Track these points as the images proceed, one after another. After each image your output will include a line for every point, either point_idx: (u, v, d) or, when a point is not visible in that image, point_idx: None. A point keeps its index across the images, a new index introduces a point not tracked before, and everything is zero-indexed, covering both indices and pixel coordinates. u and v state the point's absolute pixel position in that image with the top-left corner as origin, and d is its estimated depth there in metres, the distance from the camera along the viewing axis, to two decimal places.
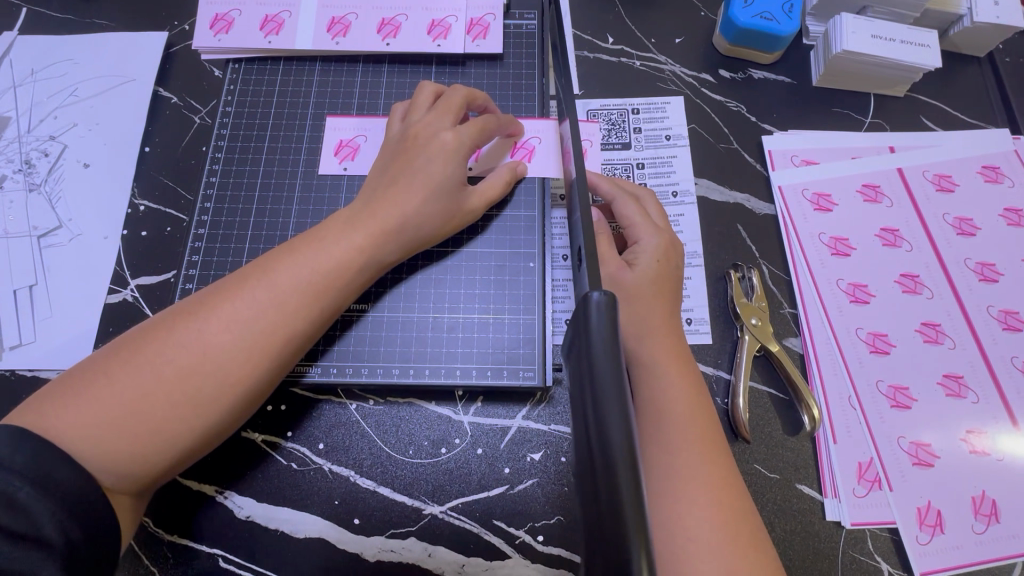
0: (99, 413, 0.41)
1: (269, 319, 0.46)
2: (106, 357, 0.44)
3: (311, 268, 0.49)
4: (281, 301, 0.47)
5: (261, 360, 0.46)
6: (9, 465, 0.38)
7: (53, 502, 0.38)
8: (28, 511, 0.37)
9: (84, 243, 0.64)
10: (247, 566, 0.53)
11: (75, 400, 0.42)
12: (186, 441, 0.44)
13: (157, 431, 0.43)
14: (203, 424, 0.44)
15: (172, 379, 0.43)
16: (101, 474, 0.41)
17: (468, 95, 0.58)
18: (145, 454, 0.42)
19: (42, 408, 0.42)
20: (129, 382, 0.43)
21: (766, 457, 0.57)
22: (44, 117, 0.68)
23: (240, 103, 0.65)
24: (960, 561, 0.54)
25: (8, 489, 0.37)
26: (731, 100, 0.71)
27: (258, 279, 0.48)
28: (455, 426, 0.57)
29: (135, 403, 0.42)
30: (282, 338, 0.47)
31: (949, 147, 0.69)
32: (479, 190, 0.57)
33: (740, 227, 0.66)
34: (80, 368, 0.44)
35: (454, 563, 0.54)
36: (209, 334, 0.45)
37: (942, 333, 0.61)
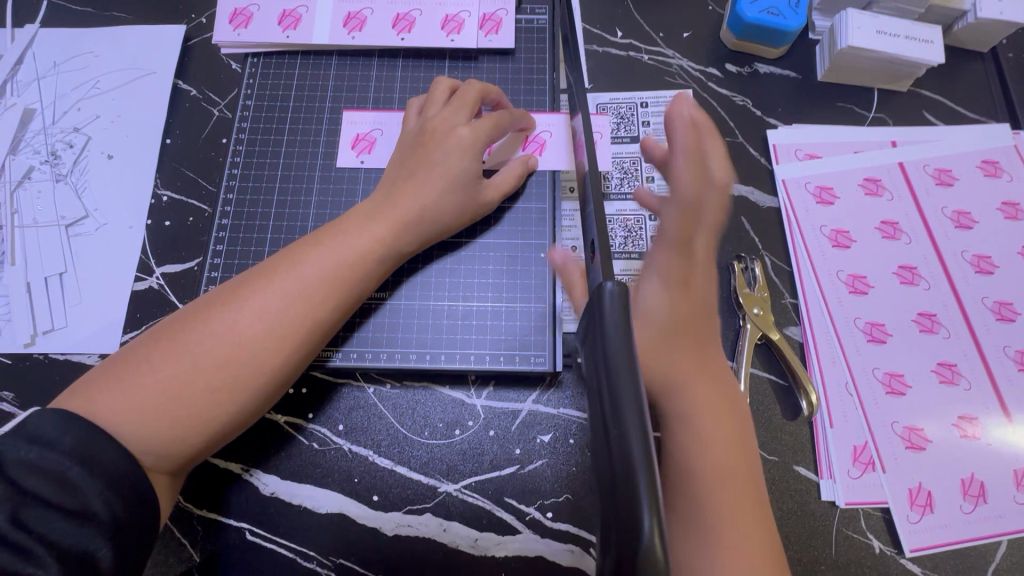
0: (143, 397, 0.45)
1: (297, 310, 0.49)
2: (146, 346, 0.48)
3: (335, 261, 0.52)
4: (308, 292, 0.50)
5: (292, 348, 0.49)
6: (59, 447, 0.41)
7: (100, 481, 0.41)
8: (78, 489, 0.40)
9: (110, 232, 0.66)
10: (273, 539, 0.56)
11: (120, 386, 0.45)
12: (224, 423, 0.47)
13: (196, 415, 0.46)
14: (237, 408, 0.48)
15: (209, 367, 0.46)
16: (145, 455, 0.44)
17: (481, 90, 0.60)
18: (185, 437, 0.46)
19: (87, 394, 0.45)
20: (169, 370, 0.46)
21: (766, 440, 0.59)
22: (67, 109, 0.70)
23: (259, 96, 0.67)
24: (949, 539, 0.57)
25: (60, 468, 0.40)
26: (737, 95, 0.73)
27: (285, 271, 0.50)
28: (468, 409, 0.60)
29: (175, 389, 0.46)
30: (310, 327, 0.50)
31: (950, 142, 0.71)
32: (492, 183, 0.59)
33: (744, 220, 0.67)
34: (121, 357, 0.47)
35: (468, 537, 0.57)
36: (243, 324, 0.48)
37: (937, 323, 0.63)
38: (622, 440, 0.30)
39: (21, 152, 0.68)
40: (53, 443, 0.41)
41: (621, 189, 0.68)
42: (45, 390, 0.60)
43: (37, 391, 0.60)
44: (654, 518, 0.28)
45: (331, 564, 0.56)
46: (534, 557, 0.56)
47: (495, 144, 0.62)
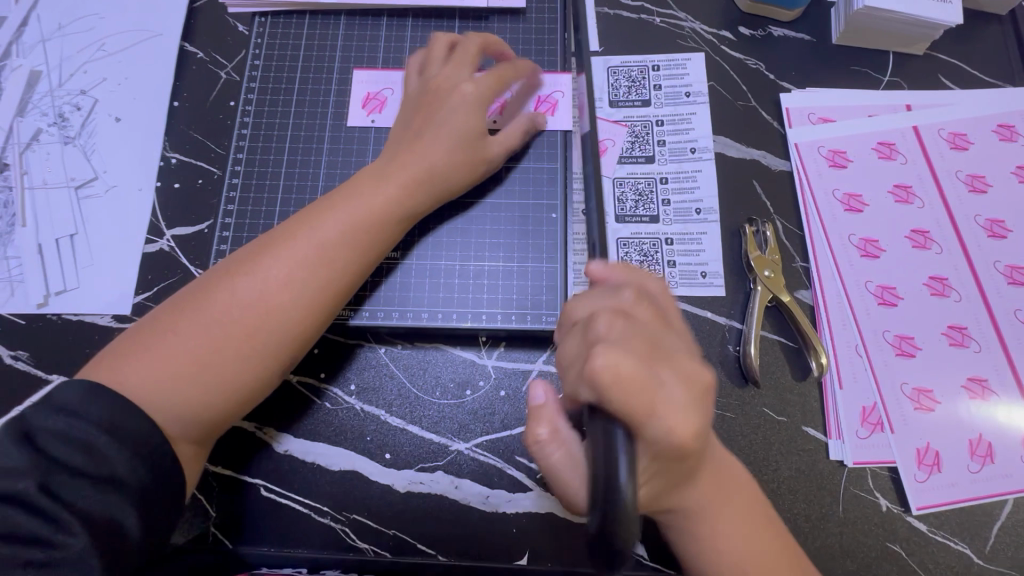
0: (170, 367, 0.45)
1: (318, 276, 0.49)
2: (165, 317, 0.48)
3: (351, 224, 0.51)
4: (328, 258, 0.50)
5: (313, 312, 0.49)
6: (86, 415, 0.41)
7: (126, 450, 0.41)
8: (104, 456, 0.40)
9: (120, 194, 0.66)
10: (286, 495, 0.57)
11: (144, 356, 0.45)
12: (250, 388, 0.48)
13: (227, 382, 0.47)
14: (264, 373, 0.48)
15: (237, 336, 0.47)
16: (176, 423, 0.45)
17: (482, 44, 0.60)
18: (216, 404, 0.46)
19: (110, 365, 0.45)
20: (197, 340, 0.46)
21: (775, 401, 0.60)
22: (73, 71, 0.70)
23: (267, 56, 0.66)
24: (955, 498, 0.57)
25: (86, 436, 0.40)
26: (751, 58, 0.72)
27: (302, 236, 0.50)
28: (479, 369, 0.60)
29: (204, 358, 0.46)
30: (330, 291, 0.50)
31: (965, 105, 0.70)
32: (496, 138, 0.59)
33: (756, 183, 0.67)
34: (140, 328, 0.48)
35: (479, 494, 0.57)
36: (266, 292, 0.48)
37: (950, 287, 0.63)
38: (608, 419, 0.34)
39: (28, 114, 0.68)
40: (79, 413, 0.41)
41: (632, 152, 0.68)
42: (60, 350, 0.61)
43: (52, 351, 0.61)
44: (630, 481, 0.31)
45: (345, 519, 0.57)
46: (544, 512, 0.57)
47: (499, 104, 0.62)
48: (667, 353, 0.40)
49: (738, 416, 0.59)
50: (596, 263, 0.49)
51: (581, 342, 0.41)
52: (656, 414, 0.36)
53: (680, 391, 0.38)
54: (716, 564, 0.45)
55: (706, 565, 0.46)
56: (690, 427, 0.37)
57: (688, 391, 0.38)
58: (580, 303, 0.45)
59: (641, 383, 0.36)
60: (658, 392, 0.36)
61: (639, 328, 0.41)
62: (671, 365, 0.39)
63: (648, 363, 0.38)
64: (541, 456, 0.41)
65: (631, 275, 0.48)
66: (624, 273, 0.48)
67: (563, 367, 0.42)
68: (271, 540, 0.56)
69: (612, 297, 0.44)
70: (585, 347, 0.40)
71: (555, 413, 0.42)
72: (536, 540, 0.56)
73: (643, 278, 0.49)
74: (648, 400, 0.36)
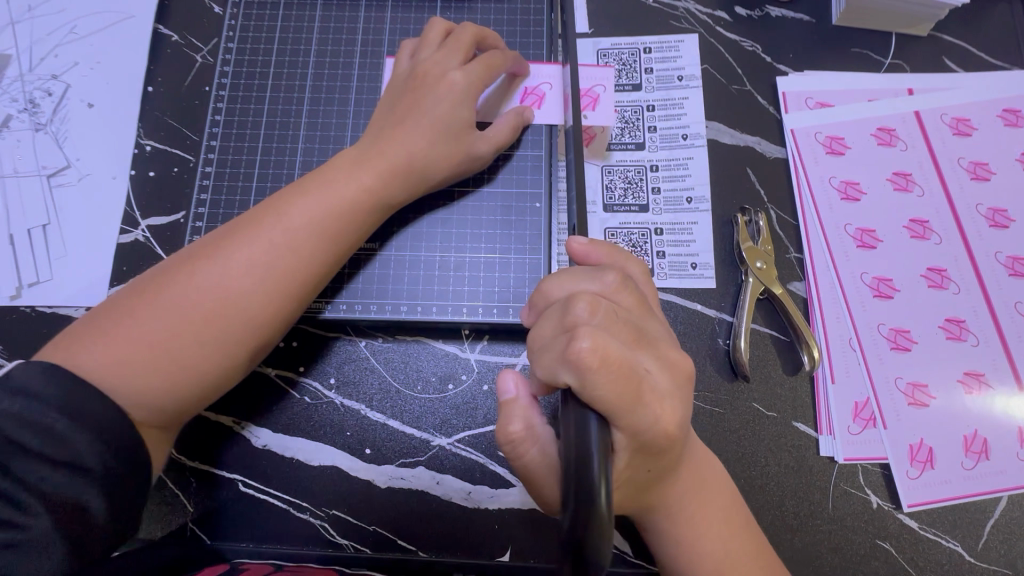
0: (129, 351, 0.44)
1: (285, 262, 0.48)
2: (128, 299, 0.46)
3: (323, 212, 0.49)
4: (296, 244, 0.48)
5: (280, 303, 0.48)
6: (44, 399, 0.40)
7: (88, 434, 0.40)
8: (66, 441, 0.39)
9: (93, 183, 0.64)
10: (265, 491, 0.56)
11: (104, 339, 0.44)
12: (212, 379, 0.46)
13: (185, 369, 0.45)
14: (229, 363, 0.47)
15: (197, 321, 0.45)
16: (134, 410, 0.43)
17: (477, 34, 0.57)
18: (174, 391, 0.45)
19: (71, 347, 0.44)
20: (156, 325, 0.45)
21: (765, 396, 0.58)
22: (44, 55, 0.68)
23: (242, 39, 0.64)
24: (947, 495, 0.56)
25: (46, 420, 0.39)
26: (746, 40, 0.69)
27: (271, 221, 0.48)
28: (462, 363, 0.59)
29: (164, 343, 0.44)
30: (299, 282, 0.48)
31: (969, 90, 0.67)
32: (486, 135, 0.56)
33: (750, 171, 0.65)
34: (103, 309, 0.46)
35: (461, 490, 0.56)
36: (229, 277, 0.46)
37: (948, 278, 0.61)
38: (580, 423, 0.32)
39: None
40: (39, 395, 0.40)
41: (622, 138, 0.66)
42: (33, 344, 0.59)
43: (25, 344, 0.59)
44: (605, 484, 0.29)
45: (324, 515, 0.56)
46: (526, 509, 0.56)
47: (487, 91, 0.59)
48: (651, 340, 0.39)
49: (726, 411, 0.58)
50: (577, 239, 0.46)
51: (559, 323, 0.38)
52: (642, 404, 0.36)
53: (664, 380, 0.38)
54: (696, 564, 0.44)
55: (686, 565, 0.45)
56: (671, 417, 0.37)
57: (672, 378, 0.39)
58: (558, 280, 0.42)
59: (625, 373, 0.35)
60: (643, 380, 0.36)
61: (623, 315, 0.39)
62: (653, 353, 0.39)
63: (632, 351, 0.38)
64: (516, 451, 0.40)
65: (614, 258, 0.46)
66: (605, 253, 0.46)
67: (535, 347, 0.39)
68: (248, 535, 0.55)
69: (595, 276, 0.41)
70: (564, 329, 0.38)
71: (528, 406, 0.40)
72: (518, 536, 0.55)
73: (625, 261, 0.47)
74: (632, 391, 0.35)
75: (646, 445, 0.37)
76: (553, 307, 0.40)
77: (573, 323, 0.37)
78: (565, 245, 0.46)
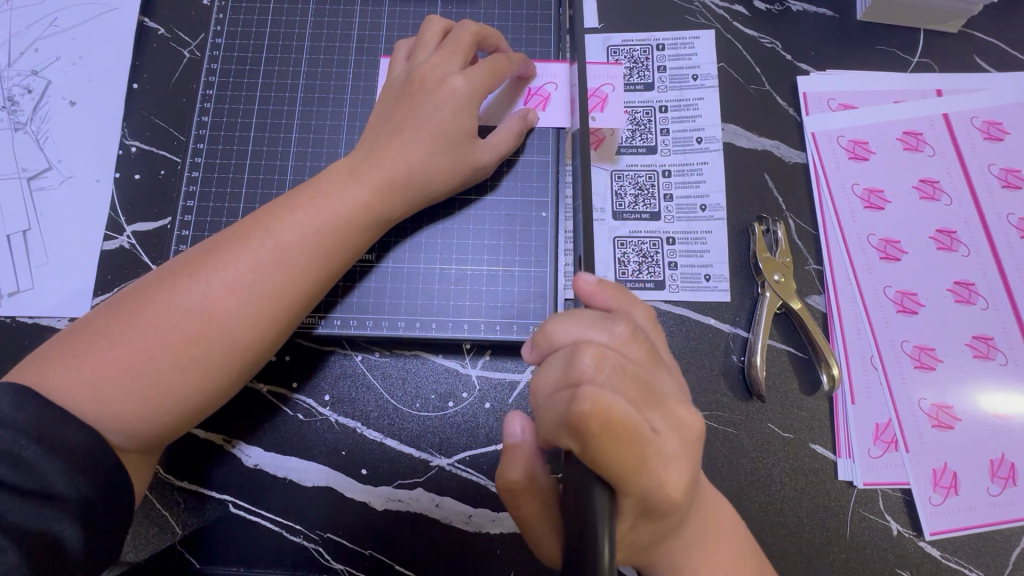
0: (105, 375, 0.41)
1: (274, 281, 0.45)
2: (105, 317, 0.43)
3: (314, 227, 0.46)
4: (287, 262, 0.45)
5: (268, 324, 0.45)
6: (13, 424, 0.37)
7: (60, 461, 0.37)
8: (36, 469, 0.37)
9: (76, 186, 0.61)
10: (257, 512, 0.54)
11: (78, 361, 0.41)
12: (195, 404, 0.44)
13: (165, 394, 0.42)
14: (213, 388, 0.44)
15: (178, 343, 0.42)
16: (111, 436, 0.41)
17: (478, 33, 0.53)
18: (153, 417, 0.42)
19: (44, 368, 0.41)
20: (134, 347, 0.42)
21: (781, 416, 0.55)
22: (23, 50, 0.64)
23: (231, 35, 0.60)
24: (972, 522, 0.53)
25: (14, 447, 0.36)
26: (766, 36, 0.65)
27: (259, 238, 0.45)
28: (462, 380, 0.56)
29: (142, 365, 0.42)
30: (289, 302, 0.46)
31: (1002, 91, 0.63)
32: (489, 143, 0.53)
33: (767, 177, 0.61)
34: (80, 327, 0.43)
35: (461, 513, 0.54)
36: (214, 297, 0.43)
37: (975, 293, 0.58)
38: (584, 485, 0.32)
39: None
40: (5, 420, 0.37)
41: (632, 141, 0.62)
42: (13, 357, 0.56)
43: (5, 356, 0.56)
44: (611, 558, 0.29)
45: (319, 538, 0.54)
46: None
47: (490, 95, 0.56)
48: (658, 396, 0.37)
49: (740, 432, 0.55)
50: (586, 277, 0.42)
51: (562, 377, 0.37)
52: (646, 469, 0.34)
53: (672, 441, 0.36)
54: None
55: None
56: (677, 479, 0.36)
57: (682, 439, 0.37)
58: (561, 324, 0.39)
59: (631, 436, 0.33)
60: (648, 445, 0.34)
61: (633, 370, 0.36)
62: (663, 411, 0.37)
63: (638, 410, 0.35)
64: (515, 499, 0.43)
65: (623, 302, 0.43)
66: (614, 296, 0.42)
67: (539, 397, 0.38)
68: (239, 558, 0.53)
69: (604, 324, 0.39)
70: (567, 384, 0.36)
71: (530, 452, 0.42)
72: (520, 562, 0.53)
73: (635, 305, 0.44)
74: (636, 457, 0.33)
75: (650, 507, 0.36)
76: (556, 357, 0.38)
77: (578, 380, 0.36)
78: (573, 281, 0.43)
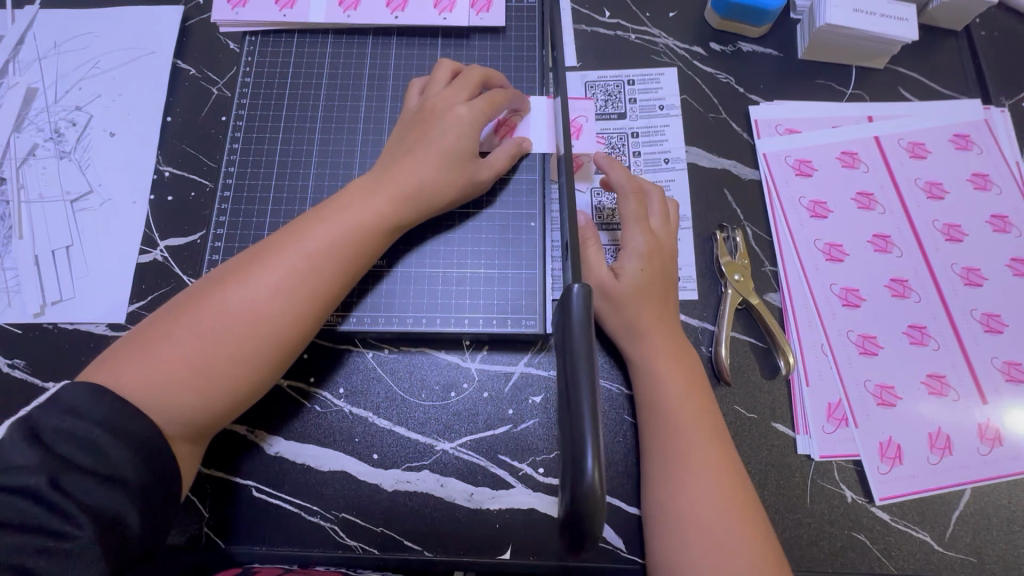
0: (168, 371, 0.47)
1: (306, 284, 0.52)
2: (162, 322, 0.50)
3: (342, 237, 0.54)
4: (318, 268, 0.52)
5: (303, 321, 0.52)
6: (91, 417, 0.44)
7: (129, 449, 0.44)
8: (109, 455, 0.43)
9: (115, 207, 0.68)
10: (278, 495, 0.59)
11: (143, 361, 0.48)
12: (242, 393, 0.50)
13: (222, 385, 0.49)
14: (258, 380, 0.51)
15: (231, 340, 0.49)
16: (170, 424, 0.47)
17: (483, 75, 0.63)
18: (210, 406, 0.49)
19: (110, 369, 0.47)
20: (191, 343, 0.48)
21: (746, 399, 0.63)
22: (69, 88, 0.72)
23: (257, 74, 0.69)
24: (916, 488, 0.60)
25: (93, 437, 0.43)
26: (721, 72, 0.75)
27: (294, 247, 0.53)
28: (463, 372, 0.63)
29: (201, 361, 0.48)
30: (321, 302, 0.53)
31: (923, 116, 0.73)
32: (487, 162, 0.61)
33: (727, 192, 0.70)
34: (138, 332, 0.50)
35: (464, 492, 0.60)
36: (259, 300, 0.50)
37: (909, 288, 0.66)
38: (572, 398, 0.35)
39: (24, 130, 0.70)
40: (84, 413, 0.44)
41: None
42: (56, 360, 0.62)
43: (49, 359, 0.62)
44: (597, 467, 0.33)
45: (335, 518, 0.59)
46: (526, 509, 0.59)
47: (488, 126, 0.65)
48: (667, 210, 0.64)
49: None
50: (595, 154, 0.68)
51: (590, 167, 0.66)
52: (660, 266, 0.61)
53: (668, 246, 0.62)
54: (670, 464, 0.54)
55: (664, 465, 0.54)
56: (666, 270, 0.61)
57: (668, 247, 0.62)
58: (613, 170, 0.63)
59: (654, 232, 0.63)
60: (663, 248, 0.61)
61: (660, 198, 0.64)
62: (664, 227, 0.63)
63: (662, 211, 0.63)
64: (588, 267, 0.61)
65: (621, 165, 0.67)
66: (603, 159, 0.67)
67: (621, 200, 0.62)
68: (263, 539, 0.58)
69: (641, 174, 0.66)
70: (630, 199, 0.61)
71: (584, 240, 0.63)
72: (519, 535, 0.59)
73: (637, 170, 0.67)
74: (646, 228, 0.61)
75: (648, 277, 0.60)
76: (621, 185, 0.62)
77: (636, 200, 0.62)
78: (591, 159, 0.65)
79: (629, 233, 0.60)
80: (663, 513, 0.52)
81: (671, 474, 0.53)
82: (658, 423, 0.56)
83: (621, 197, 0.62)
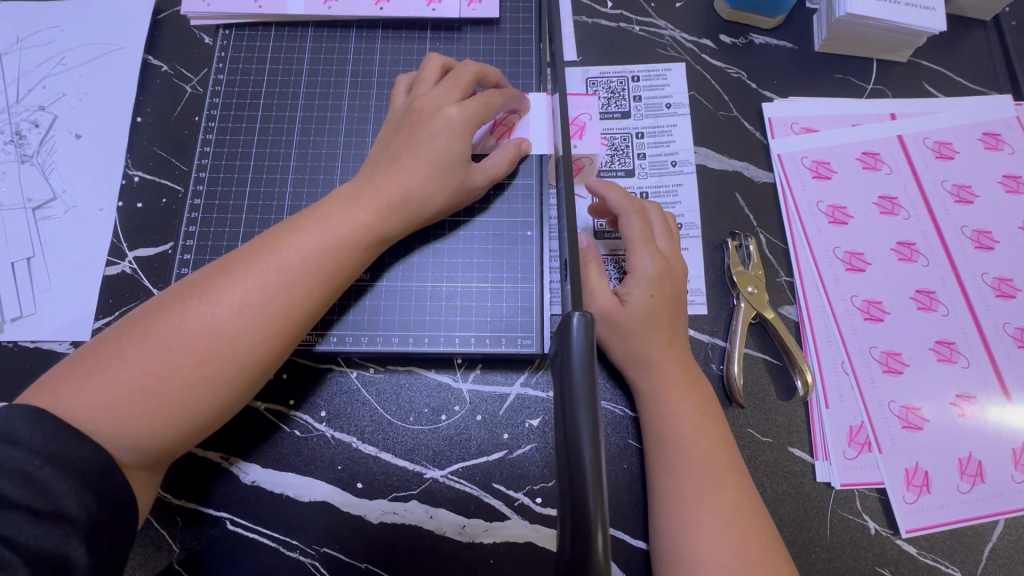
0: (118, 394, 0.43)
1: (276, 300, 0.47)
2: (117, 338, 0.45)
3: (317, 249, 0.49)
4: (290, 283, 0.48)
5: (273, 342, 0.47)
6: (29, 445, 0.39)
7: (73, 480, 0.39)
8: (48, 488, 0.38)
9: (80, 214, 0.63)
10: (254, 528, 0.55)
11: (90, 381, 0.43)
12: (202, 420, 0.45)
13: (177, 410, 0.44)
14: (220, 405, 0.46)
15: (189, 361, 0.44)
16: (120, 452, 0.42)
17: (477, 73, 0.58)
18: (165, 433, 0.44)
19: (55, 390, 0.43)
20: (144, 364, 0.43)
21: (760, 421, 0.58)
22: (32, 87, 0.67)
23: (232, 71, 0.64)
24: (945, 520, 0.55)
25: (27, 467, 0.38)
26: (732, 67, 0.70)
27: (266, 259, 0.48)
28: (454, 393, 0.58)
29: (155, 383, 0.43)
30: (293, 322, 0.48)
31: (950, 113, 0.68)
32: (481, 167, 0.56)
33: (739, 196, 0.65)
34: (91, 348, 0.45)
35: (456, 524, 0.55)
36: (222, 317, 0.46)
37: (937, 300, 0.61)
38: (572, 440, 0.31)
39: None
40: (19, 440, 0.38)
41: (612, 166, 0.66)
42: (15, 382, 0.58)
43: (9, 381, 0.58)
44: (603, 529, 0.29)
45: (315, 553, 0.54)
46: (523, 543, 0.55)
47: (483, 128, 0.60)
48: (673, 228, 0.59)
49: None
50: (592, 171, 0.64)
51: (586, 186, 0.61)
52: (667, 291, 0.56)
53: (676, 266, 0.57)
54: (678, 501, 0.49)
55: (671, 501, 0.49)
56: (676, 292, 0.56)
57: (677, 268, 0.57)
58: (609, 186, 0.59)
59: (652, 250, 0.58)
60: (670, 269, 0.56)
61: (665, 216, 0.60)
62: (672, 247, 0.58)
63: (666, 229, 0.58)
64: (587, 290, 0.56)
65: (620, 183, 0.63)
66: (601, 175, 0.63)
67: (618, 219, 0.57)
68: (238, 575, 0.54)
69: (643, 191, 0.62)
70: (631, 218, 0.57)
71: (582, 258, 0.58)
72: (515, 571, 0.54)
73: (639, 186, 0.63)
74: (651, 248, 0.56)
75: (653, 301, 0.55)
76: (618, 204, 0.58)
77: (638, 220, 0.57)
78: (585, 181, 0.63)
79: (636, 256, 0.56)
80: (671, 555, 0.48)
81: (678, 512, 0.49)
82: (664, 455, 0.51)
83: (622, 216, 0.57)
